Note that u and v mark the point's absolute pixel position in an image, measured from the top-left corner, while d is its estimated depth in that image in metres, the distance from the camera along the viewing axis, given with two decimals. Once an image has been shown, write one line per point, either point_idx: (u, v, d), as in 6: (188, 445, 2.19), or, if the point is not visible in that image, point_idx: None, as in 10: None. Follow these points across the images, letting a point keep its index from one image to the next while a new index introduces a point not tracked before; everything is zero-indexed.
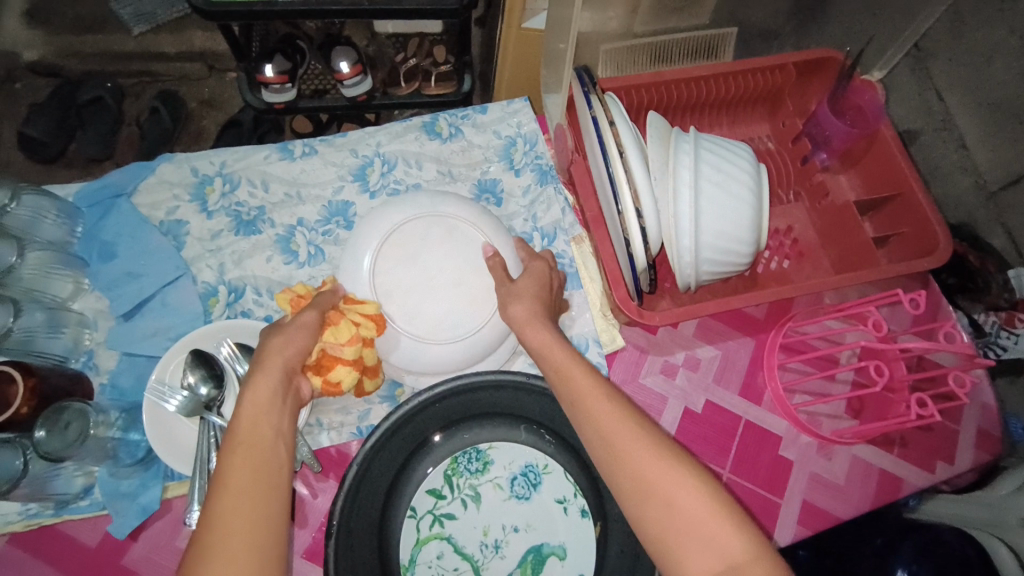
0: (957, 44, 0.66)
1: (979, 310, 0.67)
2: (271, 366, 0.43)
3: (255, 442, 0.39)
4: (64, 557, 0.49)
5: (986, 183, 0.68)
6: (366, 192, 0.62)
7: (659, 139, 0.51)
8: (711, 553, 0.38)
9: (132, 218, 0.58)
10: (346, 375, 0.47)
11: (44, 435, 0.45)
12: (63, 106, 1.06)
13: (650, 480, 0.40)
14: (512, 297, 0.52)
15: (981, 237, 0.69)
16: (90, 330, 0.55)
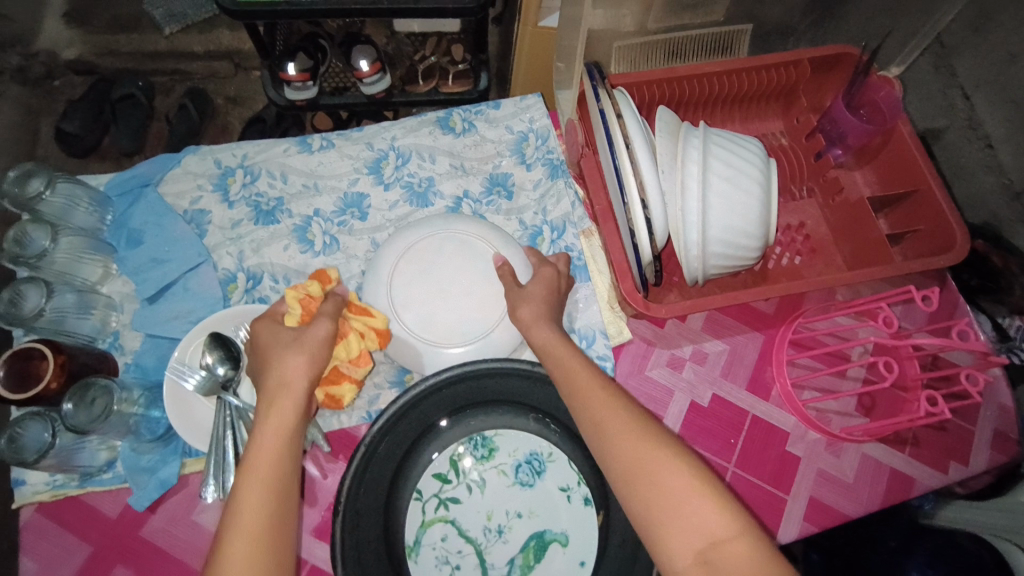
0: (980, 42, 0.63)
1: (1003, 313, 0.64)
2: (289, 388, 0.45)
3: (267, 464, 0.42)
4: (88, 526, 0.52)
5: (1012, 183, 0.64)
6: (381, 184, 0.64)
7: (668, 134, 0.52)
8: (698, 536, 0.38)
9: (157, 207, 0.61)
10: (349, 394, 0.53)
11: (71, 409, 0.47)
12: (98, 102, 1.11)
13: (638, 461, 0.42)
14: (519, 300, 0.53)
15: (1005, 238, 0.66)
16: (116, 312, 0.58)
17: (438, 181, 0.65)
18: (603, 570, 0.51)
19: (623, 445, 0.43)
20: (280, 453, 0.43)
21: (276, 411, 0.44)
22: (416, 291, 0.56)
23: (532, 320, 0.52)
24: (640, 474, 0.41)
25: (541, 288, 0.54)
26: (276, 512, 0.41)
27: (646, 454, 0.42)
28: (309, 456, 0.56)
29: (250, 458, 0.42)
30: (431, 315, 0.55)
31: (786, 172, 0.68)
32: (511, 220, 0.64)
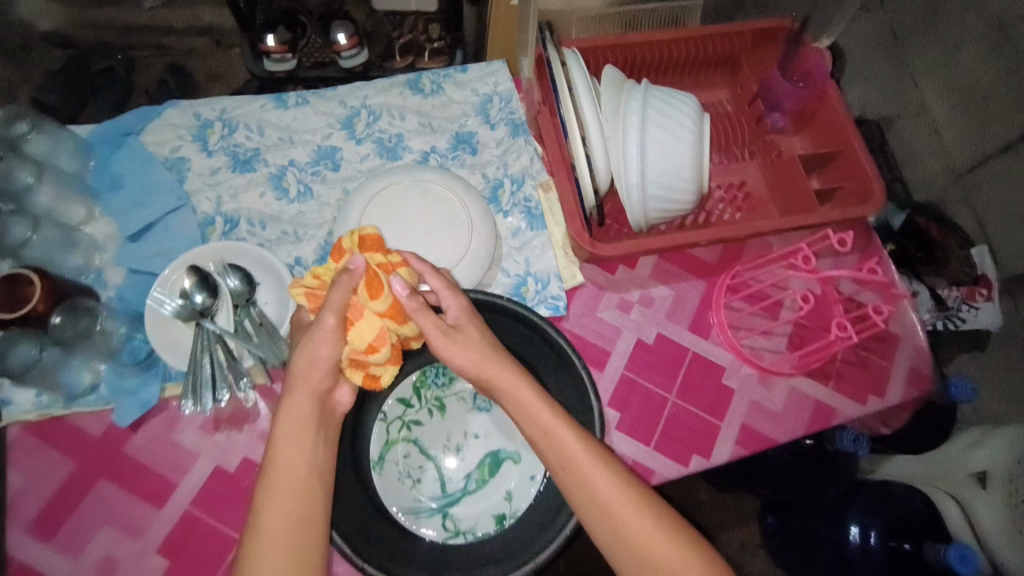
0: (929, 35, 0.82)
1: (944, 286, 0.84)
2: (299, 401, 0.49)
3: (291, 476, 0.47)
4: (72, 443, 0.56)
5: (955, 167, 0.84)
6: (353, 138, 0.68)
7: (613, 88, 0.57)
8: (652, 563, 0.48)
9: (139, 155, 0.64)
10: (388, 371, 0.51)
11: (59, 322, 0.53)
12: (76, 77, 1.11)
13: (608, 506, 0.48)
14: (444, 338, 0.52)
15: (948, 214, 0.86)
16: (100, 251, 0.61)
17: (407, 137, 0.69)
18: (550, 483, 0.56)
19: (592, 478, 0.49)
20: (303, 461, 0.48)
21: (292, 419, 0.48)
22: (382, 233, 0.61)
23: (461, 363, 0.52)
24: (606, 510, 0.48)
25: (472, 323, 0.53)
26: (310, 517, 0.47)
27: (617, 502, 0.49)
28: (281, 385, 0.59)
29: (275, 467, 0.47)
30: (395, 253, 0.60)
31: (728, 136, 0.73)
32: (475, 174, 0.69)
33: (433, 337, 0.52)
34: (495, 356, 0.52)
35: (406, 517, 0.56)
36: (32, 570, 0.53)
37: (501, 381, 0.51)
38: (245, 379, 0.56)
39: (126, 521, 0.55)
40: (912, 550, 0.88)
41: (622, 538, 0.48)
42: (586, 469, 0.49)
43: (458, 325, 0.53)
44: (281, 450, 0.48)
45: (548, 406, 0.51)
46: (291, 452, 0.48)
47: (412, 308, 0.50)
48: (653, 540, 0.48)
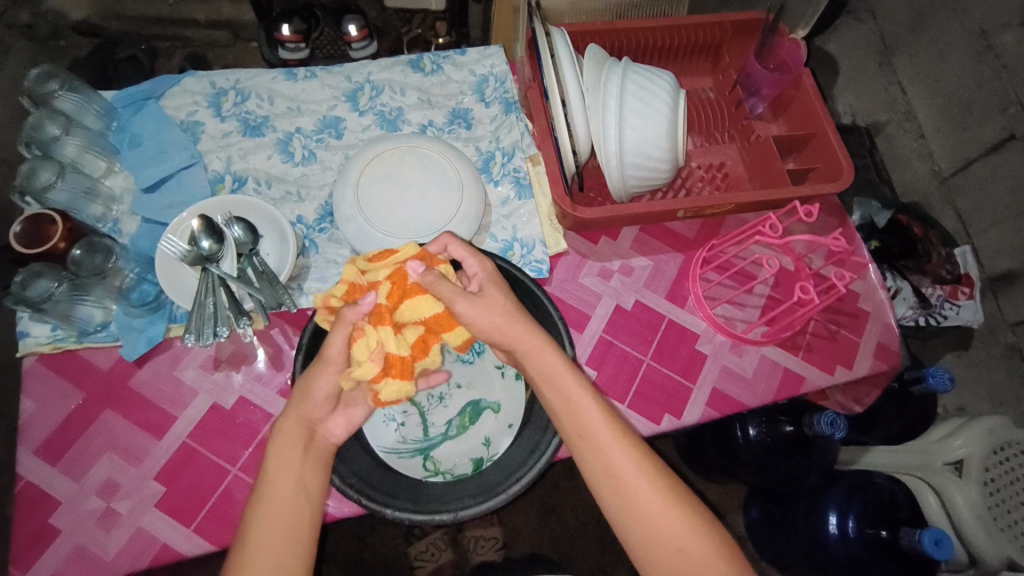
0: (917, 46, 0.99)
1: (930, 285, 0.98)
2: (291, 420, 0.51)
3: (281, 492, 0.49)
4: (81, 375, 0.60)
5: (941, 170, 1.01)
6: (356, 111, 0.73)
7: (595, 62, 0.63)
8: (669, 547, 0.48)
9: (157, 117, 0.69)
10: (397, 392, 0.51)
11: (79, 256, 0.57)
12: (101, 63, 1.12)
13: (620, 474, 0.50)
14: (466, 301, 0.52)
15: (934, 215, 1.04)
16: (117, 204, 0.67)
17: (407, 111, 0.74)
18: (526, 429, 0.59)
19: (604, 443, 0.51)
20: (292, 484, 0.49)
21: (282, 441, 0.50)
22: (377, 193, 0.65)
23: (485, 327, 0.53)
24: (618, 477, 0.50)
25: (493, 290, 0.54)
26: (299, 538, 0.48)
27: (630, 476, 0.50)
28: (278, 330, 0.64)
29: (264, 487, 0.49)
30: (389, 211, 0.64)
31: (710, 120, 0.77)
32: (469, 147, 0.74)
33: (457, 303, 0.52)
34: (516, 318, 0.53)
35: (388, 456, 0.59)
36: (38, 489, 0.56)
37: (524, 346, 0.53)
38: (245, 318, 0.59)
39: (127, 449, 0.58)
40: (889, 537, 0.82)
41: (640, 528, 0.49)
42: (600, 439, 0.51)
43: (482, 290, 0.53)
44: (275, 470, 0.49)
45: (568, 369, 0.53)
46: (281, 473, 0.49)
47: (428, 283, 0.51)
48: (660, 512, 0.49)
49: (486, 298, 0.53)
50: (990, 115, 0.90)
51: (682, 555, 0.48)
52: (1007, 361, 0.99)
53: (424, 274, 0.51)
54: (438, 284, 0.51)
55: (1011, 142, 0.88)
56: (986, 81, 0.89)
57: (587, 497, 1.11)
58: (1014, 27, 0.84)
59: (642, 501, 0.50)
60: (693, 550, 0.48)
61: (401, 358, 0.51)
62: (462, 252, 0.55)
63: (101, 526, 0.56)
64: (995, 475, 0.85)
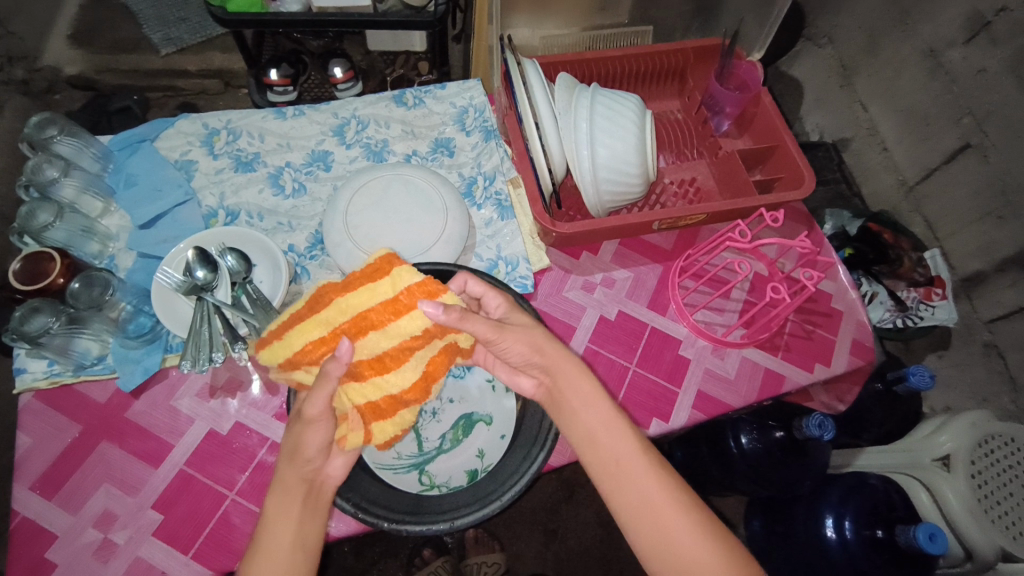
0: (872, 65, 1.07)
1: (905, 288, 1.01)
2: (292, 473, 0.50)
3: (279, 542, 0.48)
4: (78, 409, 0.61)
5: (907, 179, 1.07)
6: (343, 144, 0.77)
7: (565, 88, 0.67)
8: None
9: (152, 157, 0.73)
10: (394, 427, 0.54)
11: (77, 290, 0.60)
12: (95, 113, 1.15)
13: (657, 504, 0.49)
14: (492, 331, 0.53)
15: (906, 222, 1.08)
16: (113, 242, 0.69)
17: (392, 142, 0.78)
18: (518, 439, 0.61)
19: (638, 474, 0.50)
20: (290, 538, 0.48)
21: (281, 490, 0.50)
22: (366, 218, 0.68)
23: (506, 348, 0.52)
24: (652, 505, 0.49)
25: (517, 314, 0.56)
26: None
27: (666, 504, 0.49)
28: None
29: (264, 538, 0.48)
30: (377, 237, 0.67)
31: (679, 139, 0.82)
32: (452, 173, 0.77)
33: (489, 334, 0.53)
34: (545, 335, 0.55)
35: (384, 471, 0.59)
36: (35, 523, 0.56)
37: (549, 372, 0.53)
38: (240, 343, 0.60)
39: (124, 479, 0.59)
40: (886, 537, 0.82)
41: (676, 563, 0.47)
42: (633, 467, 0.50)
43: (506, 321, 0.55)
44: (279, 522, 0.49)
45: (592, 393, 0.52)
46: (279, 526, 0.48)
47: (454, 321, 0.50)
48: (694, 543, 0.47)
49: (513, 325, 0.54)
50: (947, 126, 0.95)
51: None
52: (985, 360, 1.01)
53: (447, 314, 0.50)
54: (468, 319, 0.52)
55: (968, 149, 0.93)
56: (940, 95, 0.95)
57: (587, 518, 1.10)
58: (960, 44, 0.90)
59: (676, 529, 0.48)
60: None
61: (391, 396, 0.53)
62: (480, 287, 0.56)
63: (98, 557, 0.56)
64: (982, 467, 0.87)
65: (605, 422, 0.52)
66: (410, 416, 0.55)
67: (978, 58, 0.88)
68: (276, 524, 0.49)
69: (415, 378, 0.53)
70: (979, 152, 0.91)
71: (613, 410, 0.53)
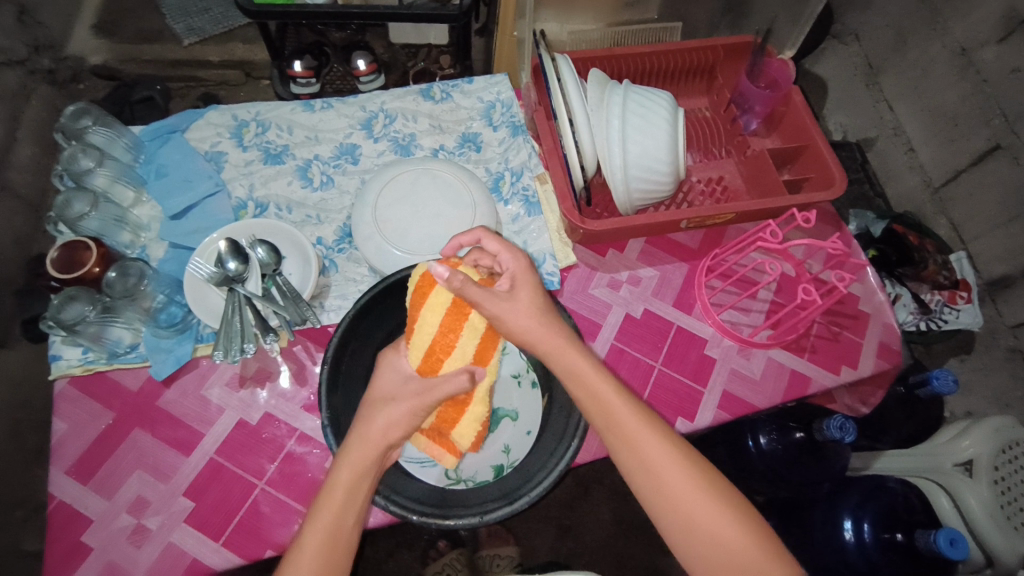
0: (900, 64, 1.06)
1: (927, 291, 1.00)
2: (370, 448, 0.47)
3: (338, 504, 0.46)
4: (111, 396, 0.62)
5: (932, 182, 1.05)
6: (371, 138, 0.77)
7: (598, 84, 0.67)
8: (710, 537, 0.45)
9: (182, 148, 0.73)
10: (473, 424, 0.56)
11: (113, 278, 0.61)
12: (118, 103, 1.15)
13: (656, 466, 0.47)
14: (495, 303, 0.51)
15: (931, 225, 1.07)
16: (144, 231, 0.70)
17: (419, 137, 0.78)
18: (545, 435, 0.61)
19: (640, 440, 0.48)
20: (338, 505, 0.46)
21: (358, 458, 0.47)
22: (395, 212, 0.68)
23: (520, 327, 0.51)
24: (654, 468, 0.47)
25: (523, 291, 0.52)
26: (339, 543, 0.45)
27: (667, 467, 0.47)
28: (301, 347, 0.66)
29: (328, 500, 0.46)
30: (406, 231, 0.67)
31: (707, 137, 0.82)
32: (478, 168, 0.77)
33: (483, 305, 0.51)
34: (546, 319, 0.52)
35: (410, 464, 0.60)
36: (71, 507, 0.57)
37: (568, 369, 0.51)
38: (271, 335, 0.61)
39: (157, 466, 0.60)
40: (905, 541, 0.82)
41: (677, 521, 0.46)
42: (632, 431, 0.48)
43: (513, 288, 0.53)
44: (337, 496, 0.46)
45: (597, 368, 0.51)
46: (329, 501, 0.46)
47: (457, 286, 0.50)
48: (698, 502, 0.46)
49: (516, 300, 0.52)
50: (976, 127, 0.94)
51: (725, 555, 0.44)
52: (1009, 365, 0.99)
53: (450, 277, 0.50)
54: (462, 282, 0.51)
55: (997, 150, 0.91)
56: (969, 95, 0.93)
57: (603, 517, 1.11)
58: (992, 43, 0.88)
59: (678, 489, 0.46)
60: (735, 547, 0.44)
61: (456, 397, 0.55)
62: (495, 244, 0.55)
63: (131, 543, 0.57)
64: (1004, 474, 0.86)
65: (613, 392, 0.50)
66: (482, 407, 0.56)
67: (1010, 57, 0.86)
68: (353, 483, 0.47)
69: (466, 361, 0.55)
70: (1009, 153, 0.89)
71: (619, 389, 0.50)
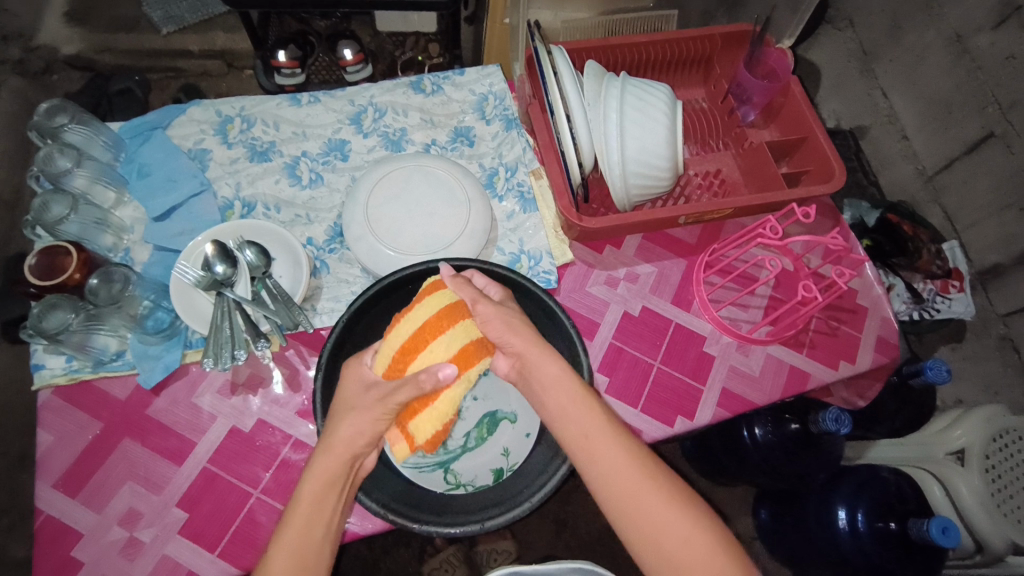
0: (894, 51, 1.04)
1: (920, 279, 0.99)
2: (336, 461, 0.47)
3: (305, 522, 0.46)
4: (98, 406, 0.60)
5: (926, 170, 1.04)
6: (360, 133, 0.75)
7: (594, 77, 0.65)
8: (673, 539, 0.44)
9: (165, 146, 0.71)
10: (434, 422, 0.51)
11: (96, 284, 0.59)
12: (95, 95, 1.10)
13: (619, 467, 0.46)
14: (488, 304, 0.53)
15: (924, 214, 1.06)
16: (127, 233, 0.68)
17: (411, 131, 0.76)
18: (546, 437, 0.61)
19: (600, 441, 0.47)
20: (304, 522, 0.45)
21: (320, 472, 0.47)
22: (386, 211, 0.66)
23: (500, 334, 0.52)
24: (615, 469, 0.46)
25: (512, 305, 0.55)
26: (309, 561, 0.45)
27: (627, 468, 0.46)
28: (293, 351, 0.64)
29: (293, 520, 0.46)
30: (398, 231, 0.65)
31: (704, 129, 0.80)
32: (472, 163, 0.75)
33: (477, 304, 0.53)
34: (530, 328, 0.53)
35: (408, 470, 0.59)
36: (60, 521, 0.56)
37: (545, 374, 0.51)
38: (263, 339, 0.60)
39: (148, 477, 0.58)
40: (899, 529, 0.82)
41: (640, 526, 0.45)
42: (592, 433, 0.48)
43: (503, 301, 0.55)
44: (303, 511, 0.46)
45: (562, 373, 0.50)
46: (298, 516, 0.46)
47: (454, 281, 0.54)
48: (658, 504, 0.45)
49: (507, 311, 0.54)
50: (970, 114, 0.93)
51: (688, 555, 0.44)
52: (1000, 353, 1.00)
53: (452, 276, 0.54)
54: (462, 285, 0.54)
55: (991, 139, 0.91)
56: (964, 82, 0.92)
57: (597, 508, 1.11)
58: (987, 30, 0.87)
59: (640, 490, 0.46)
60: (698, 546, 0.44)
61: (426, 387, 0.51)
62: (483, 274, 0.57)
63: (124, 556, 0.55)
64: (996, 462, 0.86)
65: (581, 402, 0.49)
66: (448, 406, 0.51)
67: (1006, 44, 0.85)
68: (316, 503, 0.46)
69: (449, 355, 0.51)
70: (1003, 142, 0.89)
71: (589, 399, 0.50)
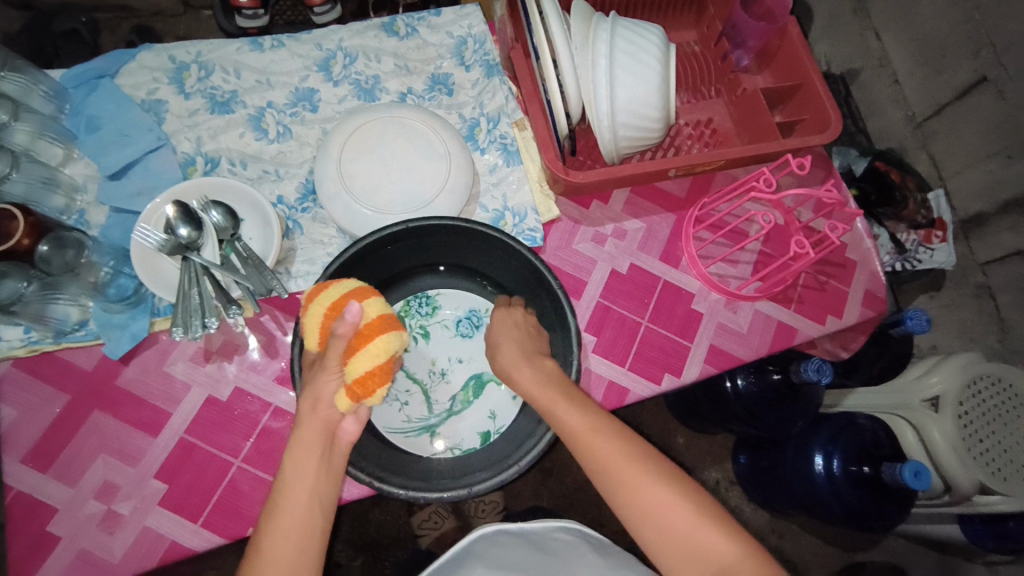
0: None
1: (904, 230, 0.98)
2: (310, 427, 0.47)
3: (294, 500, 0.45)
4: (63, 378, 0.58)
5: (915, 116, 1.02)
6: (330, 81, 0.69)
7: (582, 18, 0.60)
8: (648, 509, 0.44)
9: (115, 96, 0.65)
10: (371, 360, 0.47)
11: (47, 251, 0.54)
12: (37, 39, 1.03)
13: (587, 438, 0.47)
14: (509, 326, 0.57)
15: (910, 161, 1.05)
16: (80, 194, 0.63)
17: (384, 79, 0.70)
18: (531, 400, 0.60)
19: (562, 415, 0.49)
20: (298, 499, 0.45)
21: (301, 444, 0.46)
22: (360, 167, 0.62)
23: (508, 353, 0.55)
24: (582, 441, 0.47)
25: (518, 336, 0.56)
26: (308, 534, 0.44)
27: (597, 439, 0.47)
28: (268, 317, 0.61)
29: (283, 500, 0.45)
30: (375, 189, 0.61)
31: (696, 75, 0.76)
32: (451, 114, 0.71)
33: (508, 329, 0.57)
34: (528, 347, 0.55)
35: (394, 436, 0.59)
36: (33, 496, 0.54)
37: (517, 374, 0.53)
38: (235, 306, 0.56)
39: (122, 449, 0.56)
40: (872, 472, 0.84)
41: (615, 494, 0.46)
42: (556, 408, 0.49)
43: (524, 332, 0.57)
44: (291, 489, 0.45)
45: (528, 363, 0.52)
46: (288, 497, 0.45)
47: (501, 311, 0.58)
48: (630, 473, 0.46)
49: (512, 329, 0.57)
50: (963, 58, 0.90)
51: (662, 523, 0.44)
52: (976, 302, 1.01)
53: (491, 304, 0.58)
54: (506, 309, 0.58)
55: (982, 84, 0.88)
56: (960, 24, 0.88)
57: None
58: None
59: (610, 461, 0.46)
60: (672, 514, 0.44)
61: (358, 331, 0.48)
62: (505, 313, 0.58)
63: (103, 529, 0.54)
64: (969, 408, 0.86)
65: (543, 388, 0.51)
66: (384, 343, 0.48)
67: None
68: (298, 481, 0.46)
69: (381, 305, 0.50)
70: (995, 87, 0.86)
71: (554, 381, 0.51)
